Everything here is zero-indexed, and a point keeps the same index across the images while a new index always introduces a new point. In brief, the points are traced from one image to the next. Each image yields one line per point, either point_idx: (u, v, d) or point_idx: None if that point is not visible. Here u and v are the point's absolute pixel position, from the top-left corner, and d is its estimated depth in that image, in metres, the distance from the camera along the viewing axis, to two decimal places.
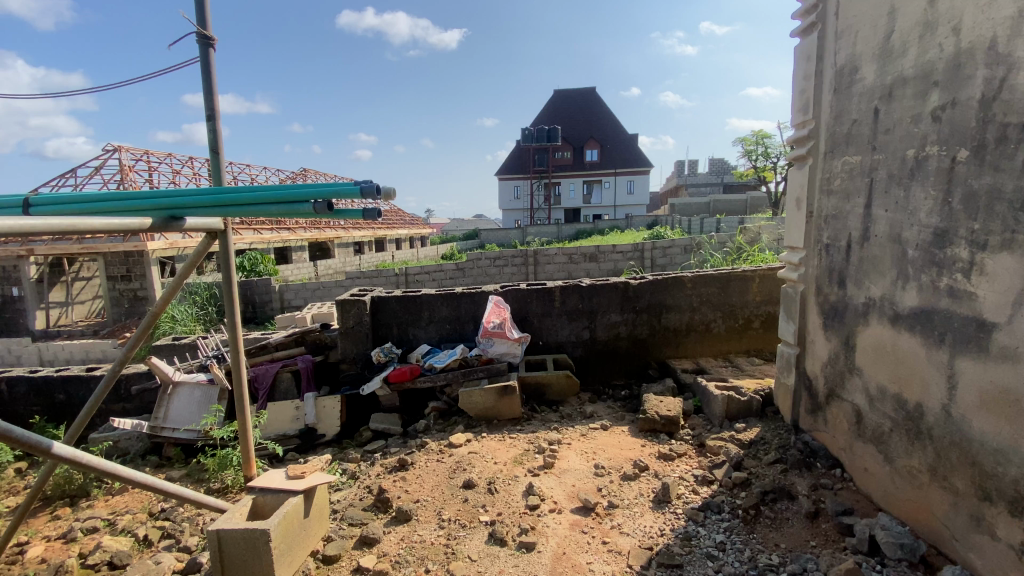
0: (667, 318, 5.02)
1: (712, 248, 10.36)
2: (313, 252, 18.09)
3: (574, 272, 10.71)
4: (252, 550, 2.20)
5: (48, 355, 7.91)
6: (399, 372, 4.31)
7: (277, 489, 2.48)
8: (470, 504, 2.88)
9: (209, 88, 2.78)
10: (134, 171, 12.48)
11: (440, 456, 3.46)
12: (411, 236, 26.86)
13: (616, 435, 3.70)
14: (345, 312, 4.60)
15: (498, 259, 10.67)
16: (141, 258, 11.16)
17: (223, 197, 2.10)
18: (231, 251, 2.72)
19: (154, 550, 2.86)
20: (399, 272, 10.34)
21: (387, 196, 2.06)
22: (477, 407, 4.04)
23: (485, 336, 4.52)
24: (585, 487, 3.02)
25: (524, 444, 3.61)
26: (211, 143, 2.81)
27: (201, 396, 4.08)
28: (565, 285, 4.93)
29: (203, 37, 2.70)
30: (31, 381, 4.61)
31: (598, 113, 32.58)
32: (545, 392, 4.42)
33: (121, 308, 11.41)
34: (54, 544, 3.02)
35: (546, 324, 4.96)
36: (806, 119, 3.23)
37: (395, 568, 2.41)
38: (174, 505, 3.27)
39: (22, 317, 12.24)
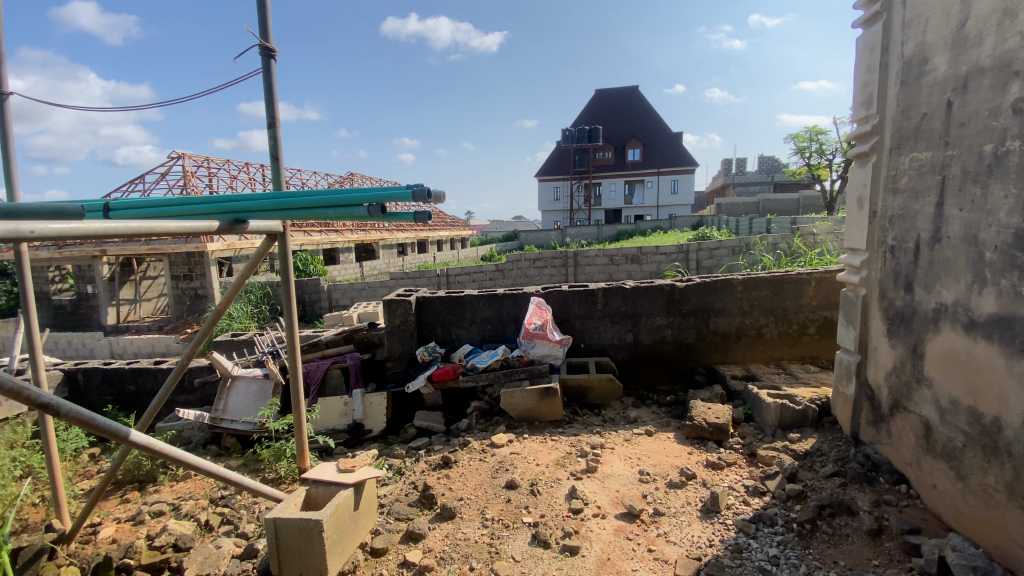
0: (715, 322, 4.87)
1: (762, 249, 9.99)
2: (359, 252, 18.71)
3: (615, 274, 10.56)
4: (306, 539, 2.29)
5: (119, 348, 8.52)
6: (442, 371, 4.36)
7: (329, 481, 2.57)
8: (512, 504, 2.89)
9: (270, 98, 2.91)
10: (195, 177, 13.25)
11: (483, 456, 3.49)
12: (452, 237, 27.28)
13: (661, 441, 3.62)
14: (391, 311, 4.72)
15: (539, 260, 10.67)
16: (202, 259, 11.85)
17: (284, 201, 2.20)
18: (289, 253, 2.85)
19: (214, 535, 3.03)
20: (441, 273, 10.54)
21: (437, 200, 2.09)
22: (519, 408, 4.05)
23: (527, 337, 4.53)
24: (629, 493, 2.97)
25: (566, 446, 3.59)
26: (272, 149, 2.94)
27: (257, 389, 4.29)
28: (608, 287, 4.87)
29: (265, 49, 2.83)
30: (105, 373, 4.97)
31: (641, 111, 32.05)
32: (588, 395, 4.38)
33: (183, 305, 12.15)
34: (124, 526, 3.24)
35: (589, 326, 4.91)
36: (869, 115, 3.06)
37: (440, 565, 2.45)
38: (232, 493, 3.45)
39: (96, 313, 13.23)
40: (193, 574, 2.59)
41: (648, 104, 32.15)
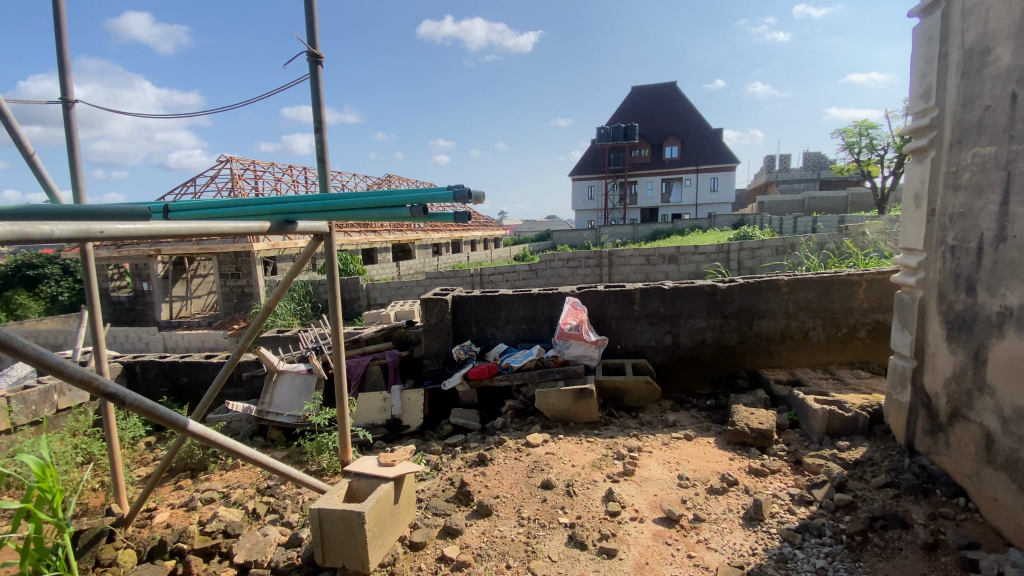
0: (758, 325, 4.73)
1: (808, 249, 9.62)
2: (395, 252, 19.10)
3: (652, 274, 10.38)
4: (349, 530, 2.35)
5: (171, 343, 8.98)
6: (477, 370, 4.40)
7: (369, 474, 2.64)
8: (548, 504, 2.88)
9: (317, 102, 3.01)
10: (243, 180, 13.84)
11: (518, 455, 3.50)
12: (486, 237, 27.46)
13: (701, 446, 3.54)
14: (428, 310, 4.80)
15: (572, 260, 10.60)
16: (248, 258, 12.37)
17: (329, 203, 2.27)
18: (334, 253, 2.94)
19: (261, 523, 3.16)
20: (475, 273, 10.63)
21: (477, 200, 2.12)
22: (554, 408, 4.03)
23: (562, 337, 4.51)
24: (668, 498, 2.92)
25: (602, 449, 3.56)
26: (319, 152, 3.04)
27: (302, 383, 4.45)
28: (646, 287, 4.79)
29: (313, 56, 2.93)
30: (160, 365, 5.25)
31: (679, 108, 31.39)
32: (624, 397, 4.33)
33: (231, 303, 12.72)
34: (178, 511, 3.42)
35: (625, 328, 4.85)
36: (927, 108, 2.90)
37: (477, 561, 2.47)
38: (278, 483, 3.59)
39: (152, 309, 14.02)
40: (243, 559, 2.71)
41: (687, 101, 31.41)
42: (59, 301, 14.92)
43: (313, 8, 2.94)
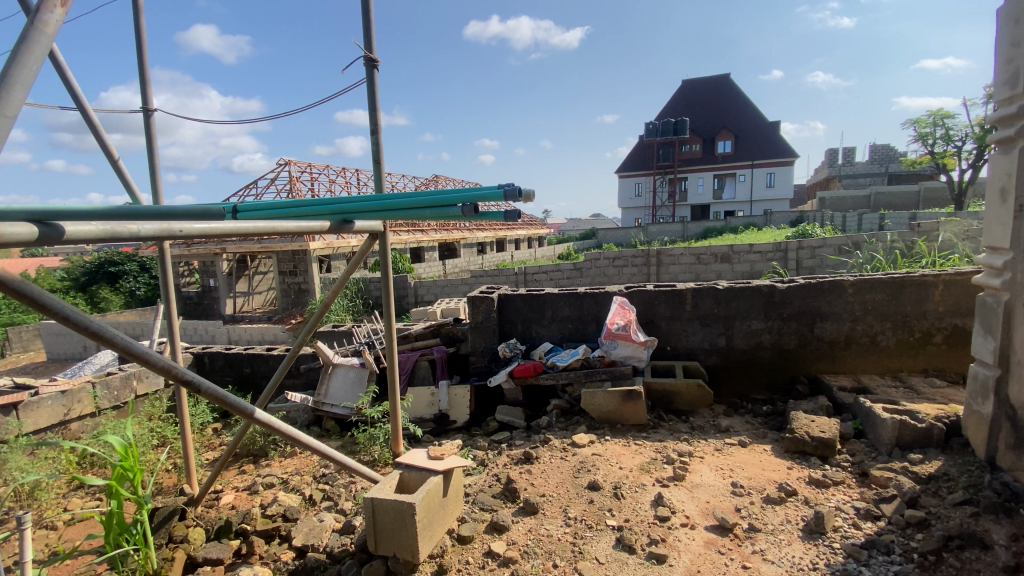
0: (820, 327, 4.49)
1: (875, 248, 9.05)
2: (441, 251, 19.48)
3: (703, 273, 10.06)
4: (400, 521, 2.41)
5: (235, 335, 9.55)
6: (523, 368, 4.41)
7: (419, 467, 2.71)
8: (595, 505, 2.86)
9: (373, 105, 3.10)
10: (300, 182, 14.51)
11: (564, 454, 3.48)
12: (530, 235, 27.49)
13: (757, 454, 3.41)
14: (475, 307, 4.85)
15: (618, 259, 10.40)
16: (304, 256, 12.97)
17: (384, 202, 2.33)
18: (388, 251, 3.02)
19: (317, 509, 3.31)
20: (519, 271, 10.67)
21: (527, 198, 2.12)
22: (600, 409, 3.99)
23: (609, 337, 4.44)
24: (721, 505, 2.83)
25: (651, 452, 3.49)
26: (374, 153, 3.13)
27: (355, 376, 4.62)
28: (698, 287, 4.65)
29: (370, 60, 3.03)
30: (226, 356, 5.59)
31: (733, 101, 30.24)
32: (674, 400, 4.22)
33: (289, 298, 13.40)
34: (242, 494, 3.64)
35: (676, 329, 4.71)
36: (1015, 94, 2.65)
37: (524, 558, 2.49)
38: (333, 471, 3.75)
39: (217, 304, 14.95)
40: (300, 543, 2.85)
41: (741, 93, 30.17)
42: (136, 295, 16.18)
43: (370, 13, 3.03)
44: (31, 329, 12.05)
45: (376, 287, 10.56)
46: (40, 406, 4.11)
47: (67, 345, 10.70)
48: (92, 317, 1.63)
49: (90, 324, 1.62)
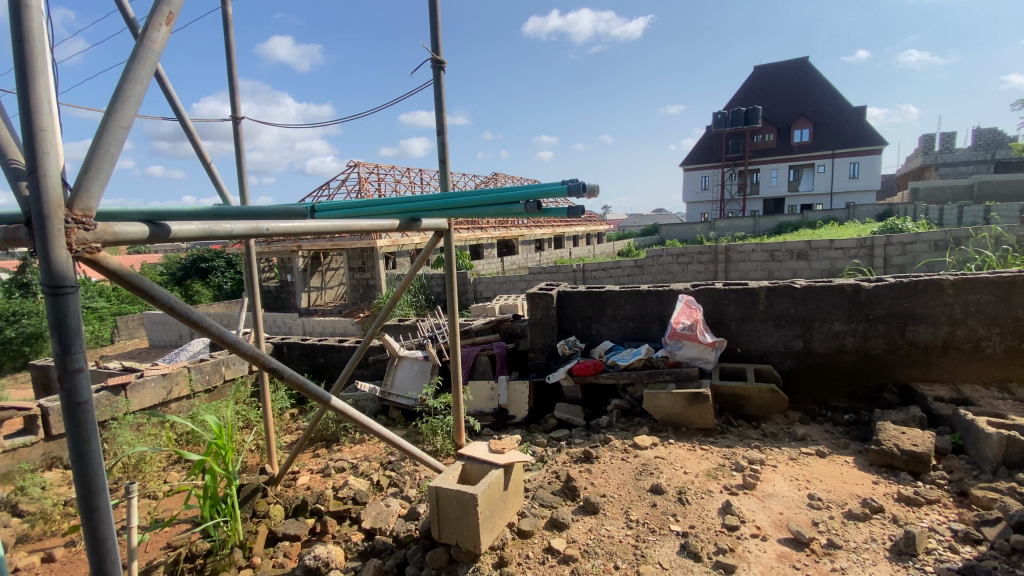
0: (913, 331, 4.12)
1: (978, 244, 8.16)
2: (500, 249, 19.72)
3: (776, 271, 9.48)
4: (463, 511, 2.47)
5: (310, 327, 10.18)
6: (582, 366, 4.37)
7: (481, 459, 2.76)
8: (659, 510, 2.78)
9: (439, 106, 3.18)
10: (369, 182, 15.21)
11: (626, 455, 3.42)
12: (590, 233, 27.12)
13: (836, 465, 3.18)
14: (534, 304, 4.86)
15: (683, 256, 10.02)
16: (372, 253, 13.58)
17: (449, 201, 2.36)
18: (452, 249, 3.09)
19: (384, 494, 3.46)
20: (578, 268, 10.57)
21: (591, 194, 2.03)
22: (664, 411, 3.87)
23: (673, 337, 4.30)
24: (796, 518, 2.67)
25: (718, 458, 3.35)
26: (441, 153, 3.21)
27: (418, 368, 4.79)
28: (772, 286, 4.39)
29: (436, 63, 3.10)
30: (302, 347, 5.96)
31: (811, 87, 28.29)
32: (744, 405, 4.02)
33: (358, 294, 14.08)
34: (316, 476, 3.88)
35: (747, 330, 4.48)
36: None
37: (585, 557, 2.47)
38: (398, 459, 3.91)
39: (294, 298, 15.99)
40: (369, 526, 3.00)
41: (821, 78, 28.16)
42: (224, 288, 17.63)
43: (437, 16, 3.10)
44: (136, 318, 13.45)
45: (438, 283, 10.85)
46: (145, 387, 4.60)
47: (165, 333, 11.87)
48: (192, 307, 1.80)
49: (190, 315, 1.79)
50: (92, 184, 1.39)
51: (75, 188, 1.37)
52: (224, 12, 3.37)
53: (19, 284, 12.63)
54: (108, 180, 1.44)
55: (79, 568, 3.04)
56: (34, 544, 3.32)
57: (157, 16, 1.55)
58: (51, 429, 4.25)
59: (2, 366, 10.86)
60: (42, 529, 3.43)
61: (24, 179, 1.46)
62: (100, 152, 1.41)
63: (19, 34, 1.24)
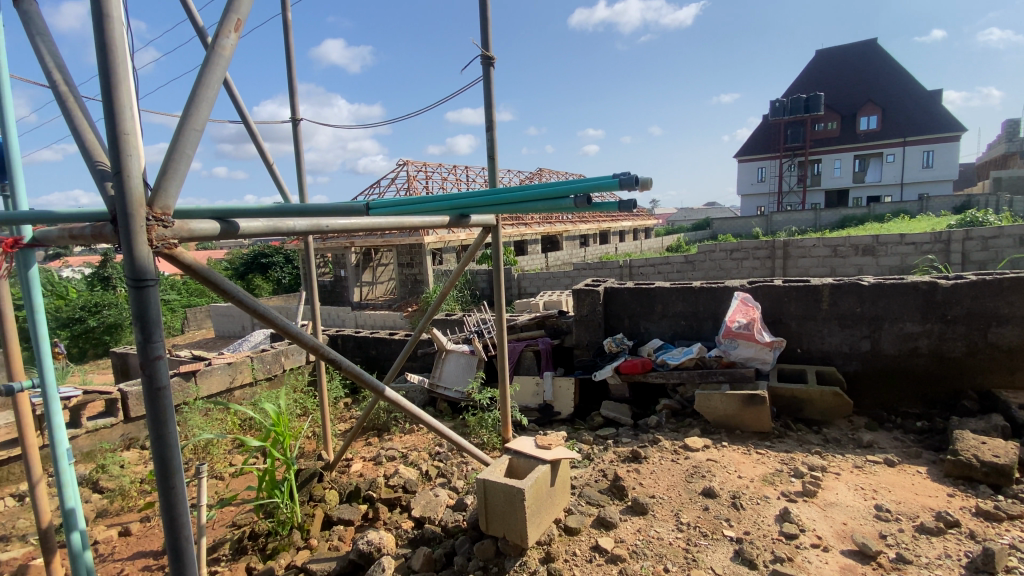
0: (996, 333, 3.79)
1: None
2: (545, 245, 19.67)
3: (839, 268, 8.95)
4: (510, 505, 2.48)
5: (361, 321, 10.53)
6: (630, 364, 4.29)
7: (528, 454, 2.77)
8: (711, 513, 2.70)
9: (489, 102, 3.19)
10: (417, 180, 15.55)
11: (675, 457, 3.33)
12: (636, 228, 26.52)
13: (907, 475, 2.97)
14: (581, 300, 4.80)
15: (737, 251, 9.62)
16: (420, 249, 13.89)
17: (498, 196, 2.32)
18: (500, 245, 3.10)
19: (433, 484, 3.55)
20: (624, 264, 10.37)
21: (645, 187, 1.94)
22: (716, 413, 3.74)
23: (728, 336, 4.12)
24: (860, 529, 2.52)
25: (775, 463, 3.20)
26: (490, 150, 3.23)
27: (465, 362, 4.87)
28: (837, 284, 4.14)
29: (486, 58, 3.11)
30: (355, 339, 6.19)
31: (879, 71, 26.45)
32: (804, 409, 3.83)
33: (406, 288, 14.44)
34: (368, 464, 4.02)
35: (808, 329, 4.24)
36: None
37: (633, 558, 2.43)
38: (446, 451, 3.99)
39: (346, 292, 16.61)
40: (418, 514, 3.08)
41: (891, 61, 26.28)
42: (282, 283, 18.54)
43: (487, 12, 3.11)
44: (203, 310, 14.38)
45: (484, 279, 10.96)
46: (213, 374, 4.92)
47: (229, 324, 12.63)
48: (259, 300, 1.89)
49: (257, 307, 1.89)
50: (169, 185, 1.49)
51: (155, 188, 1.47)
52: (284, 17, 3.52)
53: (101, 278, 13.75)
54: (184, 181, 1.54)
55: (153, 542, 3.29)
56: (113, 518, 3.61)
57: (226, 24, 1.64)
58: (130, 411, 4.62)
59: (86, 353, 11.85)
60: (120, 505, 3.73)
61: (110, 179, 1.59)
62: (176, 154, 1.50)
63: (104, 46, 1.34)
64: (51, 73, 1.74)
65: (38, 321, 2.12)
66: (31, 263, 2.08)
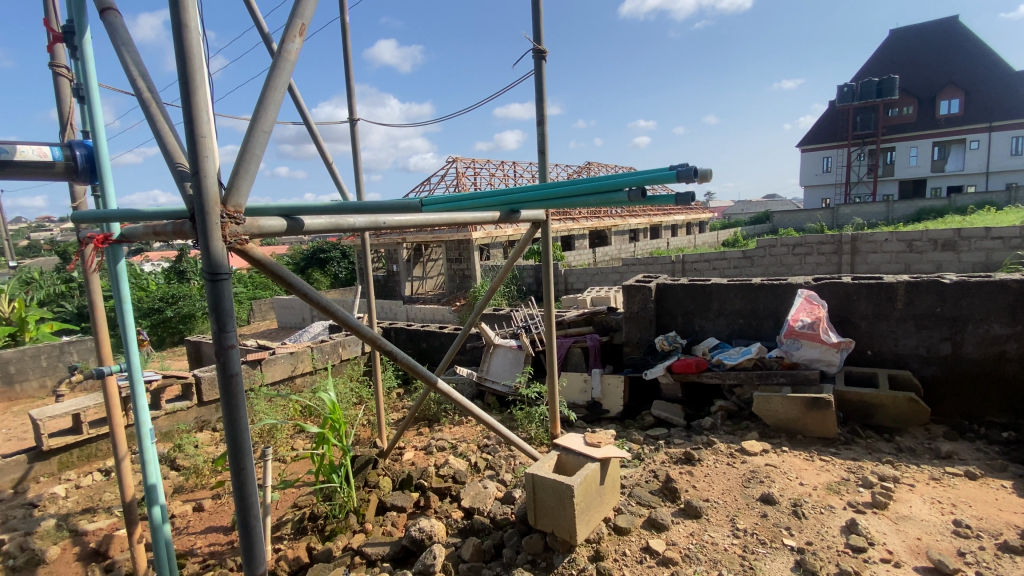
0: None
1: None
2: (593, 240, 19.46)
3: (914, 264, 8.33)
4: (559, 501, 2.47)
5: (412, 314, 10.83)
6: (684, 363, 4.17)
7: (577, 451, 2.75)
8: (770, 521, 2.58)
9: (541, 96, 3.17)
10: (465, 176, 15.77)
11: (731, 460, 3.21)
12: (689, 222, 25.66)
13: (990, 490, 2.74)
14: (631, 297, 4.70)
15: (800, 246, 9.11)
16: (469, 245, 14.10)
17: (550, 191, 2.29)
18: (550, 240, 3.08)
19: (482, 475, 3.61)
20: (677, 259, 10.07)
21: (704, 178, 1.87)
22: (777, 416, 3.56)
23: (790, 336, 3.92)
24: (937, 545, 2.34)
25: (841, 471, 3.02)
26: (540, 144, 3.21)
27: (513, 357, 4.91)
28: (913, 281, 3.85)
29: (538, 52, 3.10)
30: (407, 332, 6.37)
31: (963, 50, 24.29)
32: (875, 415, 3.58)
33: (455, 283, 14.70)
34: (419, 453, 4.13)
35: (880, 330, 3.97)
36: None
37: (686, 562, 2.37)
38: (494, 444, 4.04)
39: (397, 286, 17.11)
40: (468, 505, 3.13)
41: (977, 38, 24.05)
42: (339, 277, 19.34)
43: (539, 4, 3.09)
44: (266, 302, 15.24)
45: (531, 275, 10.98)
46: (276, 362, 5.21)
47: (290, 316, 13.33)
48: (322, 293, 1.98)
49: (320, 300, 1.98)
50: (241, 183, 1.58)
51: (229, 186, 1.56)
52: (342, 20, 3.64)
53: (177, 272, 14.88)
54: (254, 179, 1.63)
55: (223, 518, 3.53)
56: (188, 494, 3.91)
57: (292, 28, 1.71)
58: (203, 396, 4.97)
59: (164, 340, 12.85)
60: (194, 482, 4.03)
61: (188, 179, 1.70)
62: (248, 154, 1.59)
63: (182, 54, 1.43)
64: (135, 81, 1.88)
65: (125, 311, 2.32)
66: (119, 258, 2.27)
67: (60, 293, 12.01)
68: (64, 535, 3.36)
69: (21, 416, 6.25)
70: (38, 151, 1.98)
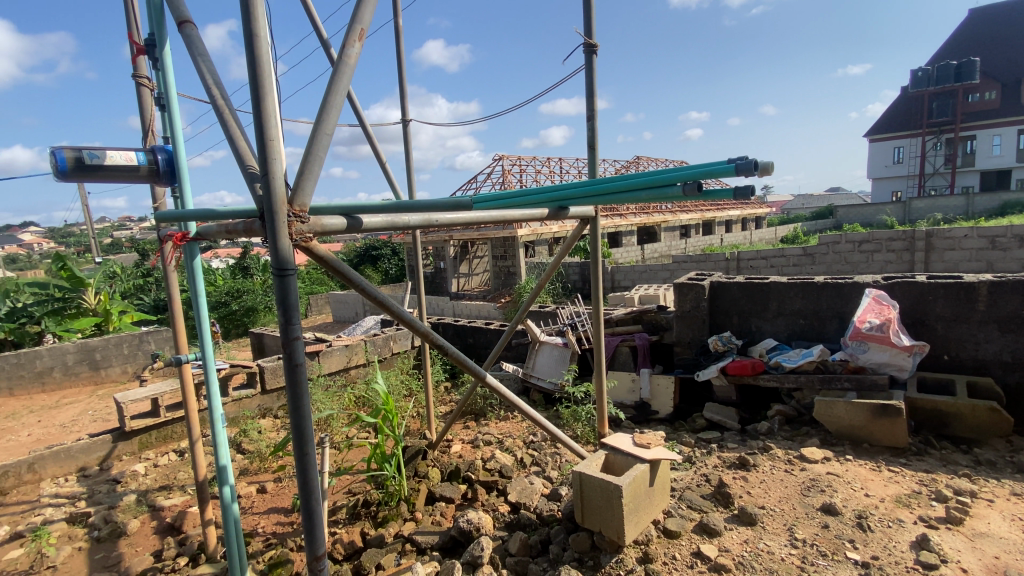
0: None
1: None
2: (641, 236, 19.08)
3: (998, 262, 7.71)
4: (607, 500, 2.46)
5: (459, 310, 11.02)
6: (738, 365, 4.02)
7: (625, 451, 2.72)
8: (831, 532, 2.45)
9: (592, 91, 3.15)
10: (511, 174, 15.88)
11: (789, 467, 3.07)
12: (743, 218, 24.64)
13: None
14: (683, 295, 4.57)
15: (868, 243, 8.54)
16: (514, 242, 14.17)
17: (600, 187, 2.25)
18: (598, 238, 3.06)
19: (528, 471, 3.63)
20: (731, 257, 9.68)
21: (765, 171, 1.78)
22: (840, 422, 3.38)
23: (856, 338, 3.69)
24: (1021, 567, 2.16)
25: (912, 483, 2.83)
26: (590, 139, 3.19)
27: (559, 355, 4.90)
28: (998, 281, 3.54)
29: (589, 46, 3.07)
30: (454, 328, 6.49)
31: None
32: (950, 424, 3.33)
33: (501, 280, 14.83)
34: (466, 446, 4.21)
35: (958, 333, 3.67)
36: None
37: (739, 569, 2.30)
38: (540, 441, 4.06)
39: (445, 282, 17.45)
40: (514, 499, 3.16)
41: None
42: (389, 274, 19.94)
43: None
44: (322, 297, 15.97)
45: (576, 272, 10.90)
46: (332, 354, 5.46)
47: (344, 310, 13.89)
48: (378, 288, 2.06)
49: (376, 294, 2.06)
50: (305, 184, 1.66)
51: (295, 187, 1.65)
52: (396, 23, 3.75)
53: (242, 268, 15.83)
54: (317, 180, 1.71)
55: (283, 500, 3.74)
56: (253, 475, 4.17)
57: (351, 34, 1.78)
58: (265, 385, 5.28)
59: (230, 332, 13.68)
60: (258, 465, 4.29)
61: (258, 181, 1.82)
62: (312, 156, 1.67)
63: (253, 63, 1.52)
64: (211, 90, 2.02)
65: (200, 304, 2.49)
66: (195, 255, 2.45)
67: (140, 286, 13.23)
68: (143, 509, 3.67)
69: (107, 399, 6.85)
70: (125, 156, 2.17)
